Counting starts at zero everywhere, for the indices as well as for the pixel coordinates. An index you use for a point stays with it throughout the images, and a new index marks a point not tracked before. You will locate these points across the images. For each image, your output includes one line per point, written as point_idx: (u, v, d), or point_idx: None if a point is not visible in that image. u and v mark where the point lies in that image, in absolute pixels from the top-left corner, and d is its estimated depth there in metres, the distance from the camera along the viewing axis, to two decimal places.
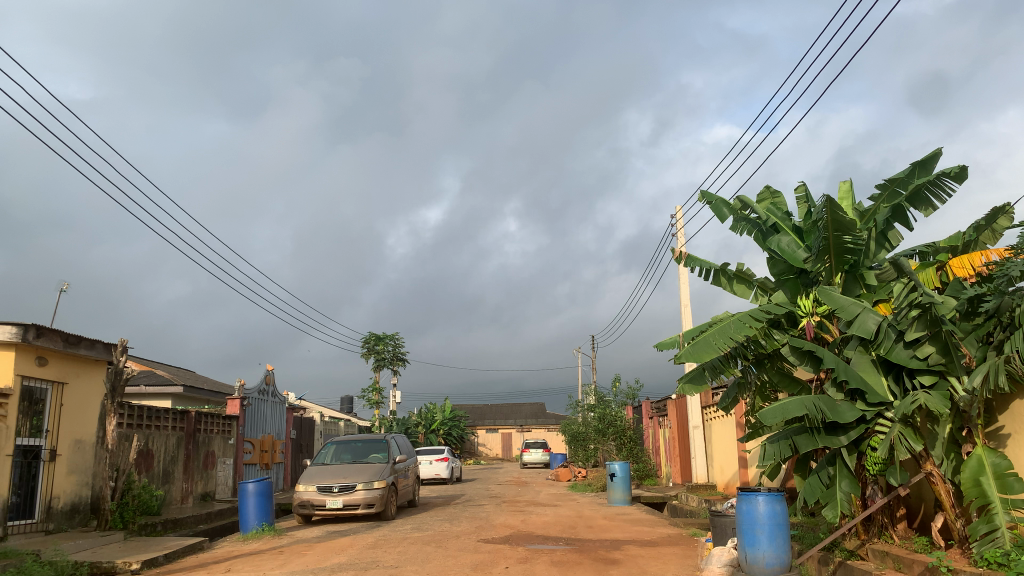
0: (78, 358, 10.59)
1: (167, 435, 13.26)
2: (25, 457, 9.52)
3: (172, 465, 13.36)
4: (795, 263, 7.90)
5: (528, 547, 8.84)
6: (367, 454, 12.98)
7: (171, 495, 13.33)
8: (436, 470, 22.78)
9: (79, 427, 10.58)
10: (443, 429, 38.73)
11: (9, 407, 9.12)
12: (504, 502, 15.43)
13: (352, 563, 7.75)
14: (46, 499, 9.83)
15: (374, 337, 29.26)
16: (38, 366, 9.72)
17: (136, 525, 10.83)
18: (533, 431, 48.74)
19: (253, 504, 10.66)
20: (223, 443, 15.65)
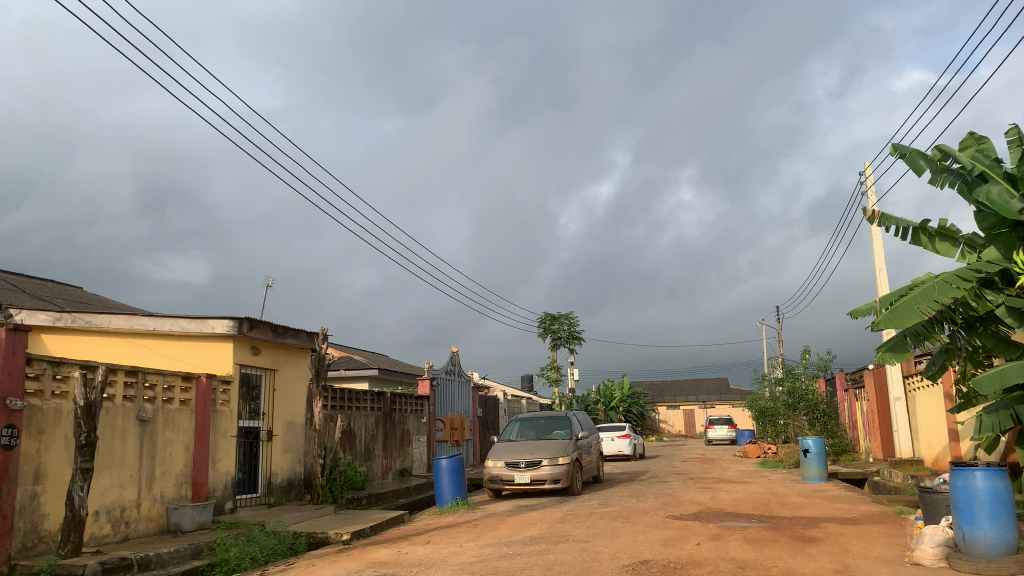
0: (286, 347, 11.54)
1: (366, 416, 14.17)
2: (248, 437, 10.54)
3: (372, 443, 14.31)
4: (1008, 215, 7.10)
5: (719, 524, 8.65)
6: (551, 431, 13.20)
7: (373, 470, 14.31)
8: (619, 447, 22.81)
9: (290, 409, 11.58)
10: (624, 406, 38.66)
11: (231, 393, 10.12)
12: (691, 478, 15.19)
13: (542, 537, 7.94)
14: (267, 475, 10.86)
15: (550, 316, 29.63)
16: (252, 355, 10.70)
17: (345, 498, 11.71)
18: (717, 408, 47.55)
19: (447, 479, 11.18)
20: (416, 421, 16.56)
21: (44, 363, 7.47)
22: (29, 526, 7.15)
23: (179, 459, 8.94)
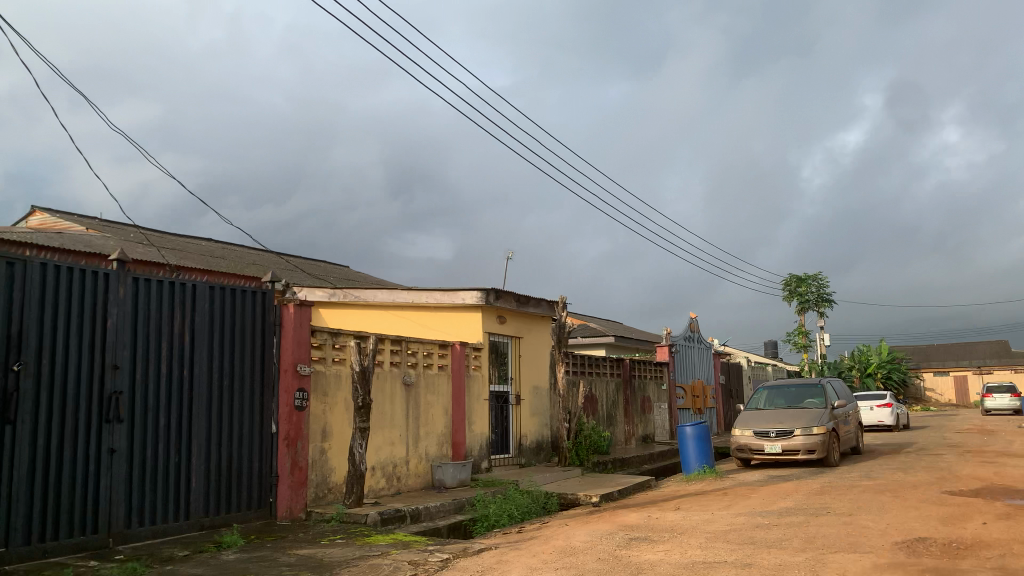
0: (530, 315, 11.97)
1: (608, 382, 14.34)
2: (499, 401, 11.08)
3: (614, 409, 14.47)
4: None
5: (1007, 502, 7.72)
6: (802, 399, 12.53)
7: (617, 436, 14.49)
8: (879, 417, 21.13)
9: (536, 375, 12.02)
10: (882, 372, 35.71)
11: (482, 359, 10.69)
12: (968, 453, 13.71)
13: (799, 509, 7.57)
14: (517, 437, 11.38)
15: (795, 278, 28.01)
16: (499, 323, 11.22)
17: (591, 462, 11.97)
18: (995, 374, 42.40)
19: (692, 446, 11.04)
20: (657, 387, 16.48)
21: (325, 333, 8.35)
22: (319, 478, 8.09)
23: (440, 420, 9.63)
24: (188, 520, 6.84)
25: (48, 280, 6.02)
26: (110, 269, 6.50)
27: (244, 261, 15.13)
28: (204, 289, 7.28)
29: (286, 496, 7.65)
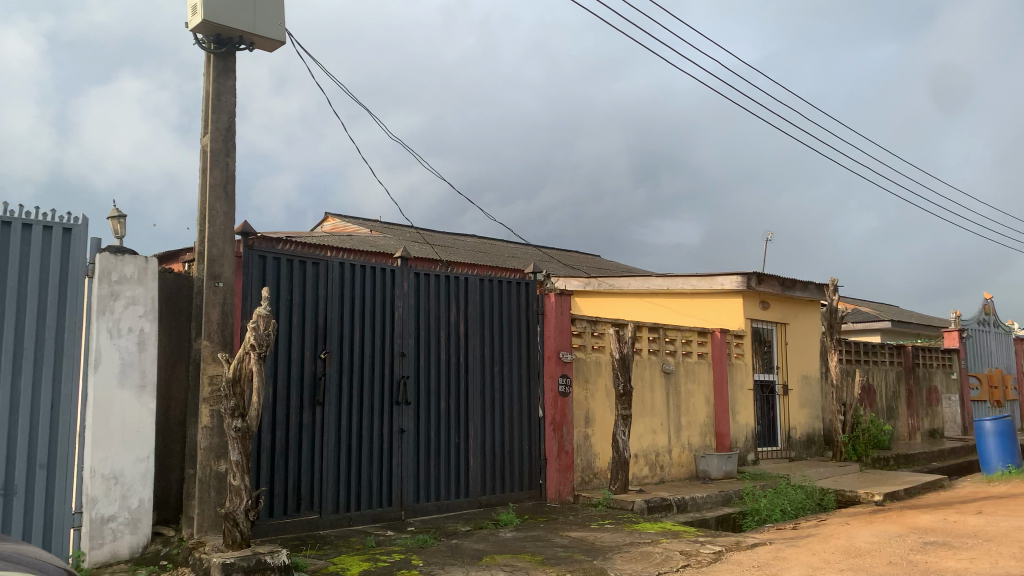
0: (795, 300, 11.32)
1: (886, 371, 13.16)
2: (764, 391, 10.60)
3: (894, 401, 13.26)
4: None
5: None
6: None
7: (898, 430, 13.27)
8: None
9: (804, 364, 11.35)
10: None
11: (745, 347, 10.30)
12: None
13: None
14: (786, 430, 10.83)
15: None
16: (762, 309, 10.74)
17: (870, 458, 11.06)
18: None
19: (994, 443, 9.79)
20: (944, 377, 14.85)
21: (586, 322, 8.52)
22: (585, 463, 8.28)
23: (702, 410, 9.42)
24: (468, 497, 7.33)
25: (345, 276, 6.74)
26: (395, 266, 7.13)
27: (505, 254, 15.87)
28: (475, 281, 7.74)
29: (555, 479, 7.91)
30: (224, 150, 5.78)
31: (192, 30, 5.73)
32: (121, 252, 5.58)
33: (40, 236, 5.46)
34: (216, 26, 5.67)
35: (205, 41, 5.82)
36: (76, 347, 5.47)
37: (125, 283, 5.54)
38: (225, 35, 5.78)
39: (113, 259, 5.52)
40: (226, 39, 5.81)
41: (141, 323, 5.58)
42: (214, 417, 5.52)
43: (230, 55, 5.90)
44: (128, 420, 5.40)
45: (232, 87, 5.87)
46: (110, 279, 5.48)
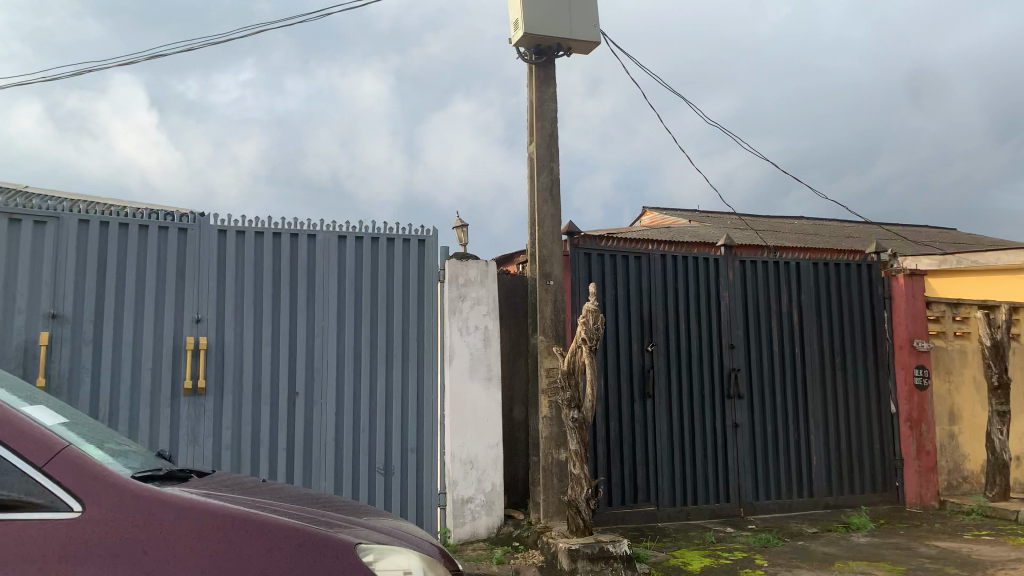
0: None
1: None
2: None
3: None
4: None
5: None
6: None
7: None
8: None
9: None
10: None
11: None
12: None
13: None
14: None
15: None
16: None
17: None
18: None
19: None
20: None
21: (943, 305, 7.53)
22: (952, 464, 7.32)
23: None
24: (813, 497, 6.86)
25: (668, 269, 6.71)
26: (719, 256, 6.92)
27: (841, 235, 14.65)
28: (807, 266, 7.24)
29: (915, 482, 7.09)
30: (548, 154, 6.08)
31: (515, 44, 6.11)
32: (466, 257, 6.13)
33: (400, 247, 6.20)
34: (536, 37, 5.98)
35: (527, 53, 6.15)
36: (434, 345, 6.12)
37: (470, 285, 6.07)
38: (544, 44, 6.06)
39: (459, 264, 6.08)
40: (546, 48, 6.09)
41: (485, 321, 6.07)
42: (553, 408, 5.83)
43: (550, 63, 6.16)
44: (480, 411, 5.90)
45: (553, 93, 6.15)
46: (458, 283, 6.04)
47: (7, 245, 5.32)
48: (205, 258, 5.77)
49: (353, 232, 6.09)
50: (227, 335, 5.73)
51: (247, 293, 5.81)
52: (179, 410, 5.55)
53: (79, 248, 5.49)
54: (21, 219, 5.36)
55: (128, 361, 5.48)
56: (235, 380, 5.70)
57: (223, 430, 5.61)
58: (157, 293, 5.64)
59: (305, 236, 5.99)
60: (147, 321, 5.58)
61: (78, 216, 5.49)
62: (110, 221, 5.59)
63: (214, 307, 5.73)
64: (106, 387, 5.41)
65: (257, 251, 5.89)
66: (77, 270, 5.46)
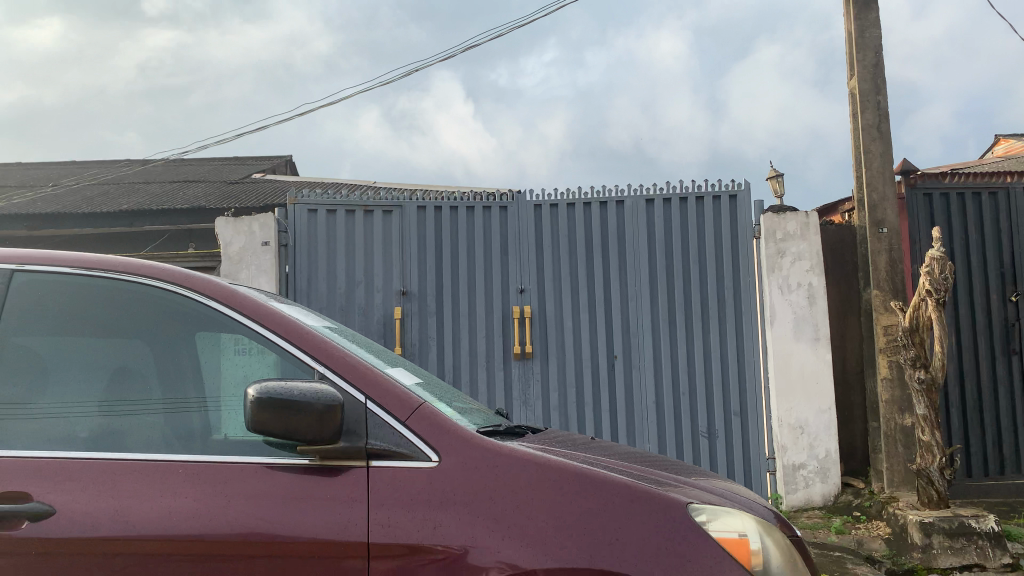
0: None
1: None
2: None
3: None
4: None
5: None
6: None
7: None
8: None
9: None
10: None
11: None
12: None
13: None
14: None
15: None
16: None
17: None
18: None
19: None
20: None
21: None
22: None
23: None
24: None
25: None
26: None
27: None
28: None
29: None
30: (873, 88, 5.59)
31: None
32: (784, 210, 5.79)
33: (711, 205, 6.02)
34: None
35: None
36: (752, 305, 5.88)
37: (790, 240, 5.73)
38: None
39: (776, 218, 5.76)
40: None
41: (809, 277, 5.68)
42: (894, 369, 5.34)
43: None
44: (807, 373, 5.56)
45: (876, 19, 5.61)
46: (776, 238, 5.74)
47: (364, 234, 6.12)
48: (524, 232, 6.13)
49: (662, 194, 6.06)
50: (549, 303, 6.04)
51: (564, 262, 6.07)
52: (510, 374, 5.98)
53: (419, 231, 6.13)
54: (372, 210, 6.13)
55: (465, 330, 6.03)
56: (559, 346, 6.00)
57: (551, 392, 5.94)
58: (486, 267, 6.12)
59: (614, 202, 6.09)
60: (478, 293, 6.07)
61: (416, 204, 6.13)
62: (442, 205, 6.16)
63: (535, 277, 6.07)
64: (448, 354, 6.01)
65: (570, 222, 6.11)
66: (419, 252, 6.11)
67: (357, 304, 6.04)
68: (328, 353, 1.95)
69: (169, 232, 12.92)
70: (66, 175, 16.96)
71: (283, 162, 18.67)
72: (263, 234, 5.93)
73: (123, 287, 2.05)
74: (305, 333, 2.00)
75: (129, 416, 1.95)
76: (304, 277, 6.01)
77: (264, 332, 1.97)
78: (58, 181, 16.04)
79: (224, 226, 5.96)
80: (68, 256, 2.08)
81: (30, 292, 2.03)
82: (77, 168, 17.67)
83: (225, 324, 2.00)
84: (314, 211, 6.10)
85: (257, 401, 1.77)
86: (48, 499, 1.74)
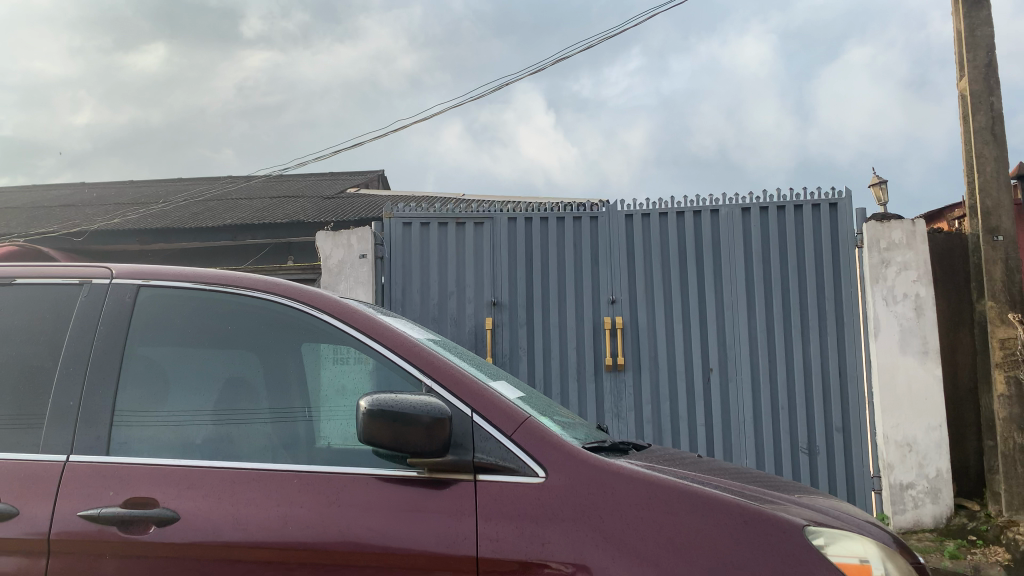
0: None
1: None
2: None
3: None
4: None
5: None
6: None
7: None
8: None
9: None
10: None
11: None
12: None
13: None
14: None
15: None
16: None
17: None
18: None
19: None
20: None
21: None
22: None
23: None
24: None
25: None
26: None
27: None
28: None
29: None
30: (986, 89, 5.33)
31: None
32: (889, 218, 5.56)
33: (810, 213, 5.84)
34: None
35: None
36: (856, 316, 5.66)
37: (895, 248, 5.50)
38: None
39: (881, 226, 5.54)
40: None
41: (916, 287, 5.43)
42: (1011, 385, 5.09)
43: None
44: (916, 387, 5.31)
45: (988, 16, 5.38)
46: (880, 247, 5.52)
47: (456, 246, 6.20)
48: (616, 243, 6.08)
49: (758, 202, 5.92)
50: (641, 314, 5.97)
51: (657, 273, 6.00)
52: (602, 386, 5.93)
53: (510, 242, 6.17)
54: (465, 222, 6.21)
55: (557, 341, 6.02)
56: (652, 358, 5.92)
57: (644, 405, 5.86)
58: (577, 278, 6.11)
59: (708, 212, 5.98)
60: (569, 304, 6.06)
61: (507, 215, 6.18)
62: (533, 217, 6.18)
63: (627, 288, 6.02)
64: (540, 365, 6.02)
65: (662, 233, 6.04)
66: (511, 262, 6.15)
67: (450, 315, 6.12)
68: (435, 366, 1.97)
69: (268, 246, 13.42)
70: (175, 192, 17.87)
71: (376, 177, 19.15)
72: (360, 246, 6.08)
73: (240, 300, 2.13)
74: (413, 346, 2.02)
75: (241, 425, 2.01)
76: (399, 288, 6.13)
77: (375, 345, 2.00)
78: (168, 198, 16.92)
79: (324, 239, 6.14)
80: (189, 273, 2.18)
81: (154, 304, 2.13)
82: (185, 185, 18.58)
83: (337, 337, 2.04)
84: (409, 224, 6.23)
85: (368, 413, 1.79)
86: (172, 506, 1.81)
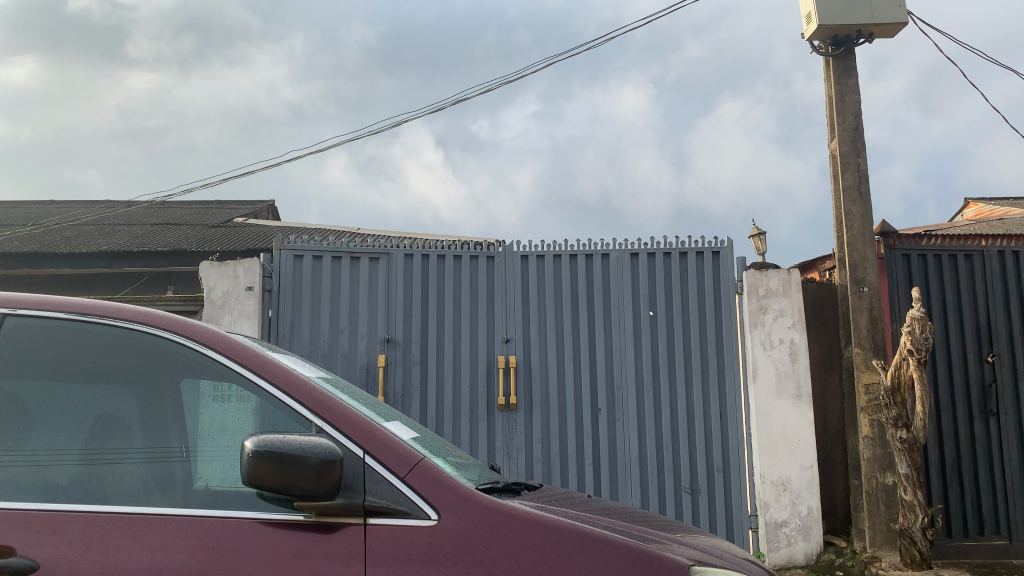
0: None
1: None
2: None
3: None
4: None
5: None
6: None
7: None
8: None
9: None
10: None
11: None
12: None
13: None
14: None
15: None
16: None
17: None
18: None
19: None
20: None
21: None
22: None
23: None
24: None
25: (1007, 266, 6.18)
26: None
27: None
28: None
29: None
30: (853, 151, 5.76)
31: (809, 39, 5.91)
32: (766, 267, 5.87)
33: (695, 260, 6.10)
34: (832, 28, 5.75)
35: (822, 46, 5.94)
36: (736, 360, 5.91)
37: (772, 296, 5.80)
38: (843, 34, 5.80)
39: (759, 274, 5.84)
40: (844, 37, 5.82)
41: (791, 333, 5.74)
42: (875, 427, 5.44)
43: (850, 53, 5.87)
44: (790, 430, 5.58)
45: (855, 84, 5.83)
46: (759, 294, 5.81)
47: (350, 281, 6.11)
48: (510, 283, 6.14)
49: (646, 248, 6.13)
50: (533, 353, 6.03)
51: (550, 313, 6.09)
52: (494, 425, 5.93)
53: (406, 279, 6.13)
54: (359, 257, 6.14)
55: (449, 380, 5.99)
56: (543, 397, 5.98)
57: (534, 445, 5.89)
58: (472, 318, 6.12)
59: (599, 256, 6.15)
60: (463, 343, 6.06)
61: (403, 251, 6.14)
62: (429, 254, 6.17)
63: (520, 328, 6.08)
64: (431, 403, 5.95)
65: (556, 275, 6.15)
66: (405, 299, 6.10)
67: (341, 351, 5.99)
68: (326, 406, 1.91)
69: (147, 274, 12.82)
70: (45, 214, 16.80)
71: (265, 207, 18.64)
72: (247, 279, 5.87)
73: (114, 333, 1.99)
74: (304, 384, 1.96)
75: (109, 465, 1.89)
76: (288, 324, 5.96)
77: (261, 383, 1.92)
78: (36, 220, 15.89)
79: (209, 269, 5.91)
80: (60, 300, 2.03)
81: (22, 336, 1.98)
82: (56, 207, 17.51)
83: (221, 373, 1.94)
84: (300, 257, 6.08)
85: (254, 455, 1.72)
86: (32, 553, 1.67)
